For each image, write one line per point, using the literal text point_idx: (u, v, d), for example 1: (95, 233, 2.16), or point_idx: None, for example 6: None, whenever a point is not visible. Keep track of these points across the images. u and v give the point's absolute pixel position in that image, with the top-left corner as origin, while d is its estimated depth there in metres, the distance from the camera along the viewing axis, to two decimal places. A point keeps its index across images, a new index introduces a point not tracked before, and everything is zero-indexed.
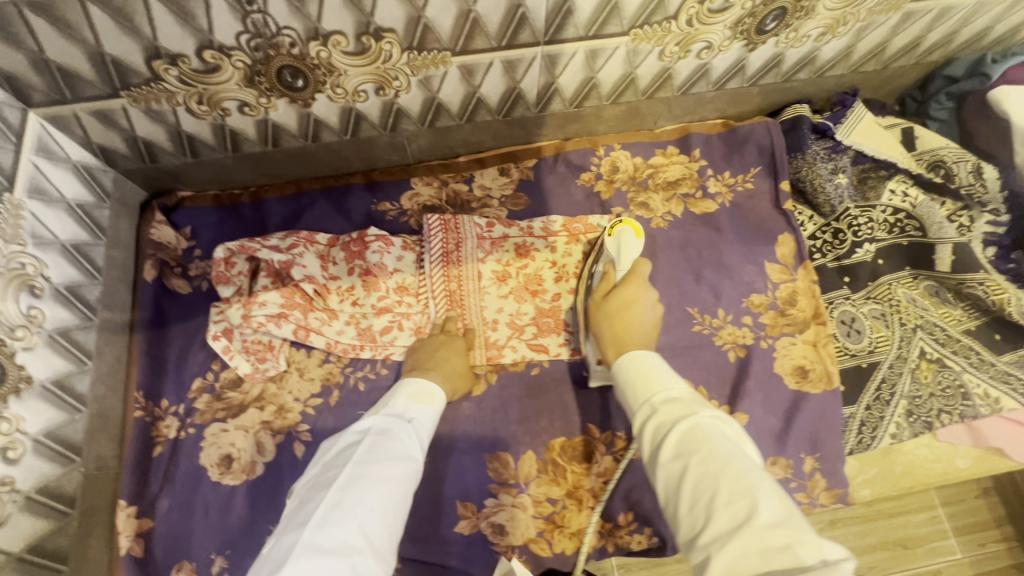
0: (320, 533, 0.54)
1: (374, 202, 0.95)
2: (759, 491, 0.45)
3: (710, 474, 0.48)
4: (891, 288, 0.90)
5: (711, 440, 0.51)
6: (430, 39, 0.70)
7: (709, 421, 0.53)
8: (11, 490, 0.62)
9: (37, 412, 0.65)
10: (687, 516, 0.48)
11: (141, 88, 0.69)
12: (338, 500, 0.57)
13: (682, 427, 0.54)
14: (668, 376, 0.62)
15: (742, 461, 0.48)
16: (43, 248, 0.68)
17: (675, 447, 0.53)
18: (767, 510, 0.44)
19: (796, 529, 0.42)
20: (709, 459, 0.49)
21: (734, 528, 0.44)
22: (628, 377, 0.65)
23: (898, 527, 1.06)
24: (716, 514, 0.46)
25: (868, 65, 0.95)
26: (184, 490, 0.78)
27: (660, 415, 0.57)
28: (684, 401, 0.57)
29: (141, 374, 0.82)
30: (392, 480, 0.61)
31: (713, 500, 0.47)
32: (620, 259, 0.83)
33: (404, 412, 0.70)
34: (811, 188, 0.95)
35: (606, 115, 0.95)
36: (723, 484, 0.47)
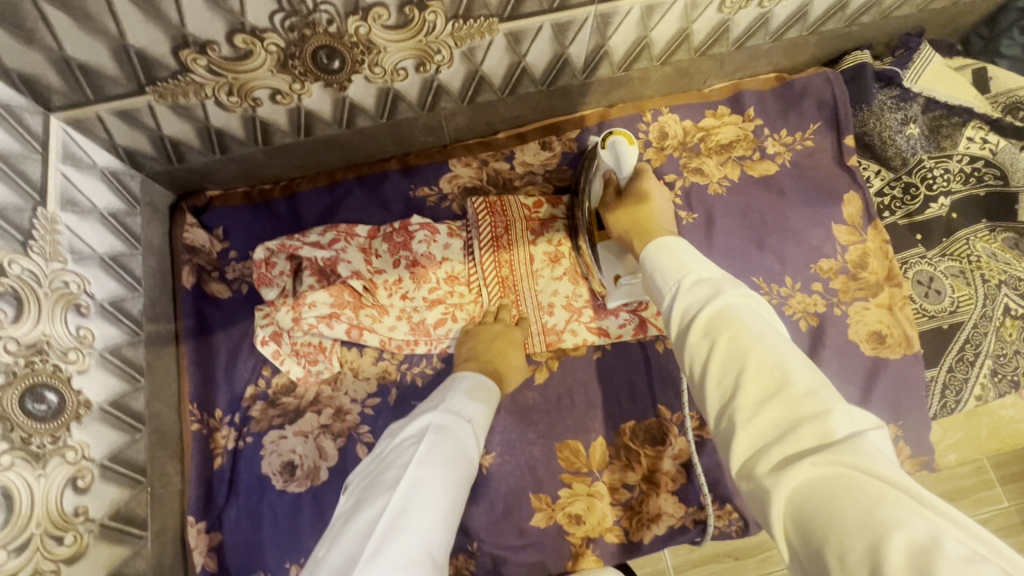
0: (388, 542, 0.48)
1: (412, 188, 0.89)
2: (792, 365, 0.39)
3: (741, 348, 0.41)
4: (968, 244, 0.84)
5: (745, 320, 0.43)
6: (478, 5, 0.63)
7: (741, 302, 0.45)
8: (86, 519, 0.59)
9: (100, 436, 0.62)
10: (709, 386, 0.42)
11: (168, 82, 0.63)
12: (402, 505, 0.51)
13: (708, 307, 0.46)
14: (697, 259, 0.53)
15: (774, 338, 0.41)
16: (83, 264, 0.64)
17: (702, 325, 0.45)
18: (802, 382, 0.38)
19: (831, 398, 0.36)
20: (739, 337, 0.42)
21: (766, 400, 0.38)
22: (655, 259, 0.55)
23: (944, 480, 1.03)
24: (743, 387, 0.39)
25: (937, 1, 0.87)
26: (249, 501, 0.76)
27: (684, 298, 0.49)
28: (713, 281, 0.49)
29: (191, 387, 0.78)
30: (455, 486, 0.55)
31: (739, 375, 0.40)
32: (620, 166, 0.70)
33: (462, 409, 0.64)
34: (880, 142, 0.88)
35: (654, 77, 0.88)
36: (752, 359, 0.40)
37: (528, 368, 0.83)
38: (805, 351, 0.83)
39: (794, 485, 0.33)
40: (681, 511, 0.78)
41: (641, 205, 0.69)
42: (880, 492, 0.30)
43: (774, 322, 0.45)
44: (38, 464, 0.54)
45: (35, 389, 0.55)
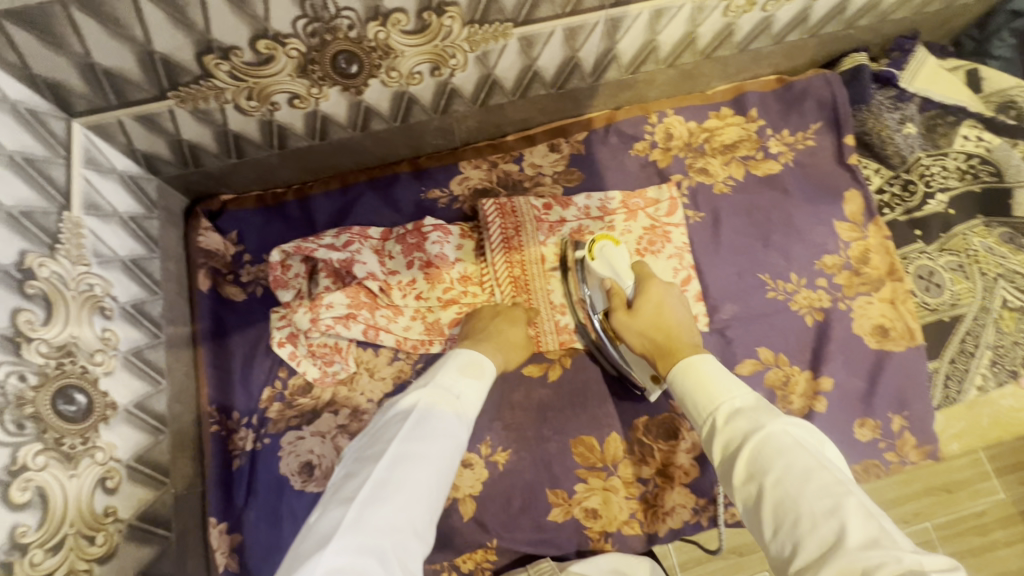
0: (367, 511, 0.51)
1: (424, 190, 0.91)
2: (844, 508, 0.43)
3: (792, 496, 0.46)
4: (966, 238, 0.87)
5: (787, 458, 0.48)
6: (494, 10, 0.65)
7: (779, 433, 0.50)
8: (115, 520, 0.59)
9: (126, 437, 0.62)
10: (772, 537, 0.47)
11: (190, 87, 0.64)
12: (382, 479, 0.54)
13: (750, 444, 0.51)
14: (729, 382, 0.58)
15: (823, 476, 0.46)
16: (106, 267, 0.65)
17: (748, 467, 0.50)
18: (855, 529, 0.41)
19: (888, 545, 0.40)
20: (785, 480, 0.47)
21: (826, 552, 0.42)
22: (685, 386, 0.60)
23: (942, 472, 1.05)
24: (801, 538, 0.44)
25: (930, 5, 0.90)
26: (269, 501, 0.76)
27: (723, 432, 0.54)
28: (749, 413, 0.54)
29: (210, 388, 0.80)
30: (435, 461, 0.57)
31: (796, 523, 0.45)
32: (622, 273, 0.74)
33: (452, 386, 0.64)
34: (879, 140, 0.91)
35: (659, 80, 0.90)
36: (804, 507, 0.45)
37: (541, 366, 0.85)
38: (812, 345, 0.85)
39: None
40: (693, 504, 0.80)
41: (656, 318, 0.72)
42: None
43: (820, 451, 0.49)
44: (70, 464, 0.55)
45: (64, 390, 0.55)
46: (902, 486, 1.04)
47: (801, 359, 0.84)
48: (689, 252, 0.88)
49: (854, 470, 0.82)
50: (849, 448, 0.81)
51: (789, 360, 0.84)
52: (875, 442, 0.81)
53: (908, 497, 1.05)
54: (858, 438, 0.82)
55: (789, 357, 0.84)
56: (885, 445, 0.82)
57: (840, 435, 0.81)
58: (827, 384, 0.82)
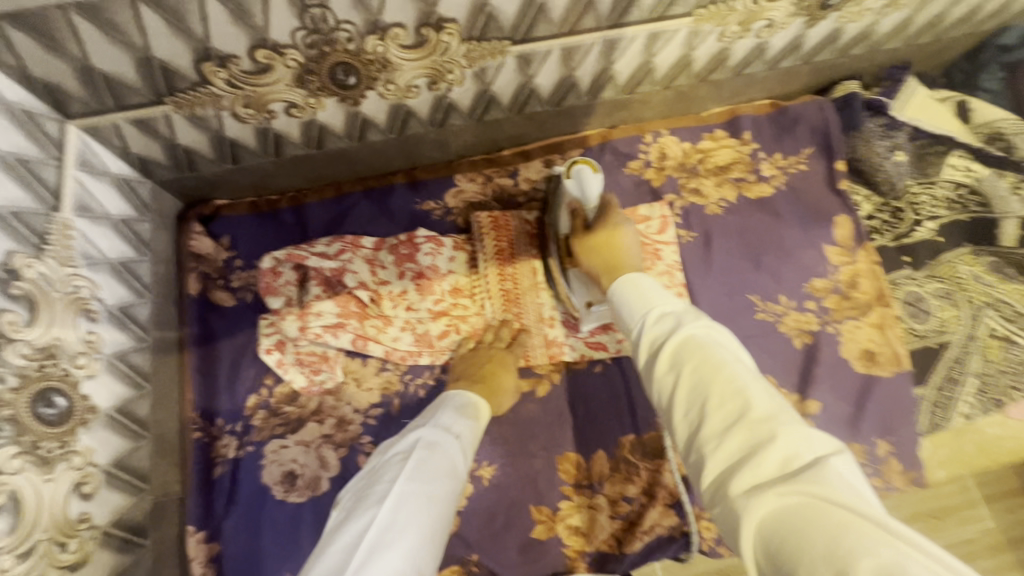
0: (373, 557, 0.48)
1: (418, 201, 0.91)
2: (752, 390, 0.41)
3: (703, 379, 0.44)
4: (954, 266, 0.88)
5: (704, 351, 0.45)
6: (492, 28, 0.66)
7: (702, 332, 0.48)
8: (89, 526, 0.58)
9: (105, 442, 0.61)
10: (681, 419, 0.45)
11: (187, 93, 0.64)
12: (387, 521, 0.51)
13: (673, 338, 0.48)
14: (664, 295, 0.56)
15: (735, 363, 0.44)
16: (94, 269, 0.64)
17: (668, 359, 0.48)
18: (761, 408, 0.40)
19: (789, 424, 0.38)
20: (699, 368, 0.45)
21: (730, 429, 0.40)
22: (624, 297, 0.59)
23: (929, 499, 1.05)
24: (709, 415, 0.42)
25: (922, 37, 0.92)
26: (249, 510, 0.76)
27: (652, 333, 0.52)
28: (676, 315, 0.52)
29: (195, 394, 0.79)
30: (438, 503, 0.55)
31: (704, 406, 0.43)
32: (588, 193, 0.74)
33: (451, 425, 0.65)
34: (869, 167, 0.92)
35: (654, 101, 0.92)
36: (714, 388, 0.42)
37: (529, 381, 0.84)
38: (800, 367, 0.85)
39: (760, 513, 0.35)
40: (677, 526, 0.79)
41: (610, 243, 0.71)
42: (842, 519, 0.31)
43: (738, 346, 0.47)
44: (46, 469, 0.54)
45: (45, 393, 0.55)
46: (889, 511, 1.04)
47: (789, 381, 0.84)
48: (680, 270, 0.88)
49: None
50: None
51: (777, 382, 0.84)
52: (861, 467, 0.81)
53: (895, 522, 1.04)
54: None
55: (777, 379, 0.84)
56: (871, 470, 0.81)
57: None
58: (814, 407, 0.82)
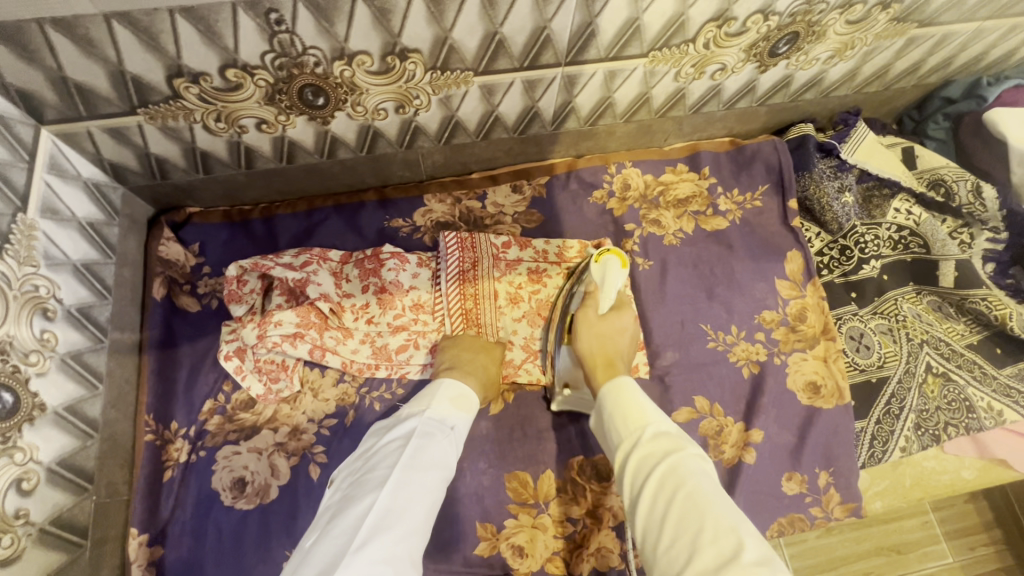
0: (374, 535, 0.53)
1: (387, 219, 0.94)
2: (730, 520, 0.50)
3: (688, 506, 0.52)
4: (896, 304, 0.92)
5: (695, 480, 0.54)
6: (455, 59, 0.70)
7: (693, 460, 0.57)
8: (25, 522, 0.59)
9: (51, 440, 0.62)
10: (663, 541, 0.52)
11: (160, 105, 0.67)
12: (385, 506, 0.56)
13: (664, 464, 0.57)
14: (655, 411, 0.64)
15: (715, 495, 0.53)
16: (55, 269, 0.66)
17: (657, 484, 0.56)
18: (751, 548, 0.47)
19: (773, 561, 0.46)
20: (692, 496, 0.53)
21: (720, 561, 0.47)
22: (610, 407, 0.66)
23: (892, 533, 1.06)
24: (695, 544, 0.49)
25: (870, 86, 0.97)
26: (196, 516, 0.76)
27: (644, 448, 0.60)
28: (668, 436, 0.61)
29: (151, 396, 0.80)
30: (428, 491, 0.60)
31: (697, 536, 0.50)
32: (608, 283, 0.82)
33: (446, 418, 0.68)
34: (819, 206, 0.97)
35: (618, 133, 0.96)
36: (707, 522, 0.50)
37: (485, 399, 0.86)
38: (747, 396, 0.87)
39: None
40: (620, 549, 0.80)
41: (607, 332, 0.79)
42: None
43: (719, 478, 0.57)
44: None
45: None
46: (855, 543, 1.05)
47: (735, 410, 0.87)
48: (637, 299, 0.91)
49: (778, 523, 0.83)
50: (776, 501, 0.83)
51: (723, 410, 0.86)
52: (801, 496, 0.84)
53: (861, 556, 1.05)
54: (786, 491, 0.84)
55: (724, 407, 0.87)
56: (810, 500, 0.84)
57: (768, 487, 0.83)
58: (758, 436, 0.85)
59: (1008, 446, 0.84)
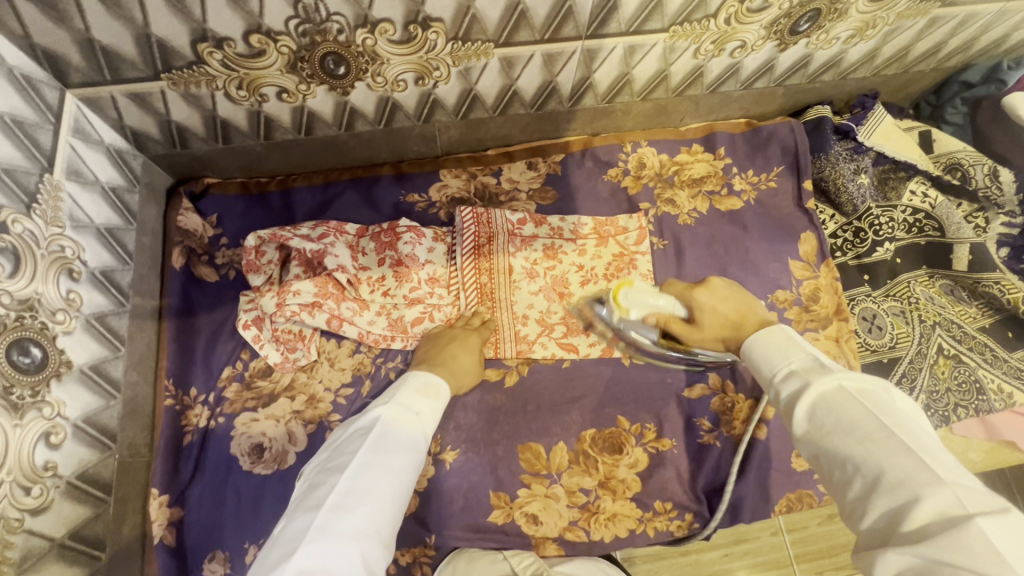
0: (334, 517, 0.54)
1: (403, 193, 0.95)
2: (888, 455, 0.46)
3: (839, 444, 0.49)
4: (910, 286, 0.92)
5: (837, 412, 0.51)
6: (476, 30, 0.70)
7: (835, 389, 0.53)
8: (53, 475, 0.59)
9: (76, 397, 0.63)
10: (830, 478, 0.51)
11: (183, 71, 0.68)
12: (348, 487, 0.57)
13: (803, 400, 0.55)
14: (795, 352, 0.61)
15: (868, 425, 0.49)
16: (80, 231, 0.67)
17: (804, 420, 0.54)
18: (896, 471, 0.45)
19: (923, 483, 0.43)
20: (836, 428, 0.50)
21: (869, 489, 0.46)
22: (757, 357, 0.65)
23: None
24: (851, 481, 0.48)
25: (889, 68, 0.97)
26: (214, 480, 0.78)
27: (785, 390, 0.58)
28: (803, 373, 0.58)
29: (170, 361, 0.82)
30: (394, 473, 0.61)
31: (845, 464, 0.49)
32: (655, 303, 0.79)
33: (412, 404, 0.68)
34: (834, 187, 0.97)
35: (634, 111, 0.96)
36: (848, 452, 0.49)
37: (499, 371, 0.88)
38: None
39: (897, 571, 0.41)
40: (639, 514, 0.82)
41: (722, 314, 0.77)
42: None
43: (881, 399, 0.50)
44: (15, 415, 0.55)
45: (20, 342, 0.56)
46: None
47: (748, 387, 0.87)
48: (652, 279, 0.92)
49: (786, 498, 0.83)
50: (786, 478, 0.84)
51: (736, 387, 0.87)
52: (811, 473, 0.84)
53: None
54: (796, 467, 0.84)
55: (736, 385, 0.87)
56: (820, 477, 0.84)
57: (778, 464, 0.84)
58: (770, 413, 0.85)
59: (1017, 429, 0.85)
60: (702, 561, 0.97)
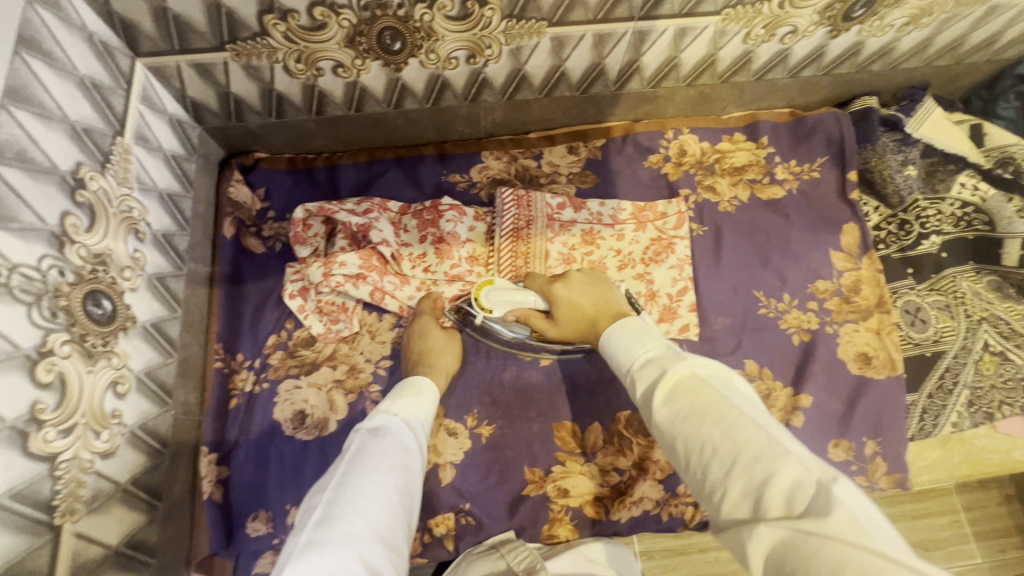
0: (321, 529, 0.49)
1: (445, 173, 0.96)
2: (742, 434, 0.46)
3: (696, 430, 0.49)
4: (955, 280, 0.90)
5: (691, 396, 0.51)
6: (532, 8, 0.71)
7: (686, 375, 0.53)
8: (119, 423, 0.61)
9: (140, 350, 0.66)
10: (684, 463, 0.50)
11: (247, 42, 0.70)
12: (331, 497, 0.53)
13: (661, 386, 0.54)
14: (644, 340, 0.62)
15: (718, 405, 0.49)
16: (146, 194, 0.70)
17: (663, 408, 0.53)
18: (754, 449, 0.45)
19: (777, 459, 0.43)
20: (691, 413, 0.50)
21: (728, 472, 0.45)
22: (612, 346, 0.65)
23: (921, 529, 1.03)
24: (710, 465, 0.47)
25: (942, 59, 0.95)
26: (260, 442, 0.80)
27: (640, 379, 0.58)
28: (656, 360, 0.58)
29: (220, 326, 0.84)
30: (386, 474, 0.56)
31: (702, 450, 0.48)
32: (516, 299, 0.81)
33: (391, 407, 0.66)
34: (880, 179, 0.95)
35: (678, 98, 0.96)
36: (705, 436, 0.48)
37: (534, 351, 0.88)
38: (796, 362, 0.88)
39: (765, 550, 0.41)
40: (660, 497, 0.82)
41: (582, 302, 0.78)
42: (841, 549, 0.36)
43: (726, 383, 0.52)
44: (90, 360, 0.57)
45: (94, 293, 0.58)
46: None
47: (785, 375, 0.87)
48: (690, 265, 0.92)
49: None
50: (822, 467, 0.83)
51: (773, 375, 0.87)
52: (848, 464, 0.84)
53: None
54: (832, 458, 0.84)
55: (774, 371, 0.87)
56: (857, 468, 0.84)
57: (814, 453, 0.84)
58: (807, 401, 0.85)
59: None
60: (724, 556, 0.96)
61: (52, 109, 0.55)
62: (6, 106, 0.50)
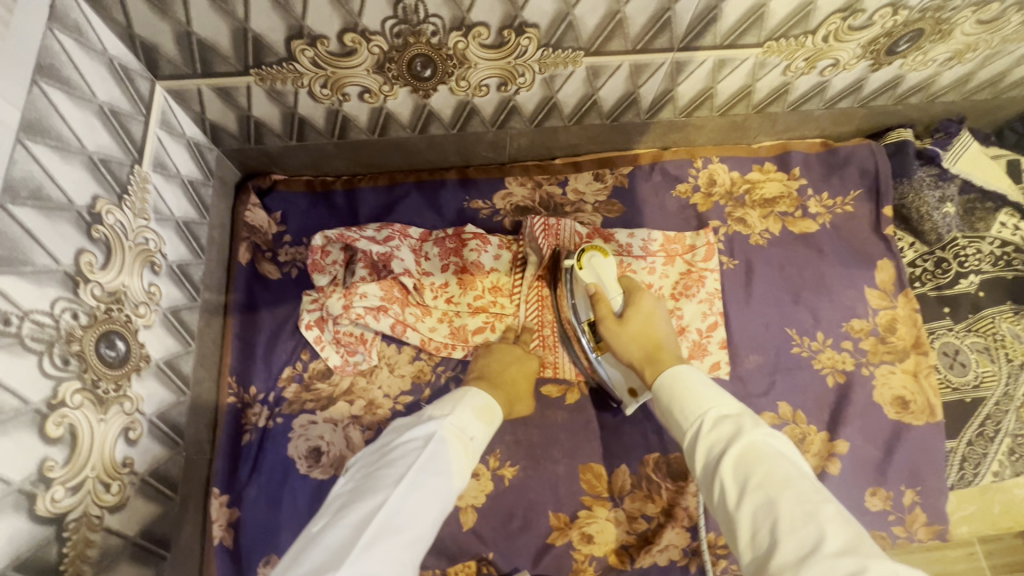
0: (379, 539, 0.48)
1: (467, 199, 0.93)
2: (825, 520, 0.42)
3: (774, 503, 0.45)
4: (994, 322, 0.87)
5: (769, 465, 0.48)
6: (570, 38, 0.68)
7: (763, 442, 0.50)
8: (130, 472, 0.58)
9: (152, 392, 0.62)
10: (750, 543, 0.45)
11: (272, 67, 0.67)
12: (397, 505, 0.51)
13: (734, 445, 0.50)
14: (714, 391, 0.58)
15: (801, 487, 0.45)
16: (162, 224, 0.66)
17: (732, 469, 0.49)
18: (837, 540, 0.41)
19: (868, 555, 0.39)
20: (767, 483, 0.46)
21: (803, 557, 0.40)
22: (671, 394, 0.59)
23: (935, 564, 0.94)
24: (783, 545, 0.42)
25: (981, 93, 0.93)
26: (272, 482, 0.76)
27: (706, 435, 0.54)
28: (734, 418, 0.54)
29: (233, 358, 0.81)
30: (443, 498, 0.55)
31: (776, 528, 0.44)
32: (608, 284, 0.72)
33: (467, 428, 0.62)
34: (917, 215, 0.93)
35: (708, 127, 0.93)
36: (783, 510, 0.44)
37: (560, 388, 0.84)
38: (831, 405, 0.84)
39: None
40: (686, 546, 0.78)
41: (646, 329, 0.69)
42: None
43: (801, 465, 0.49)
44: (101, 408, 0.53)
45: (108, 335, 0.55)
46: None
47: (819, 418, 0.84)
48: (720, 298, 0.88)
49: None
50: (858, 517, 0.80)
51: (807, 418, 0.84)
52: (885, 513, 0.80)
53: None
54: (868, 507, 0.81)
55: (808, 415, 0.84)
56: (894, 518, 0.81)
57: (850, 502, 0.81)
58: (843, 447, 0.82)
59: None
60: None
61: (69, 141, 0.52)
62: (23, 140, 0.47)
